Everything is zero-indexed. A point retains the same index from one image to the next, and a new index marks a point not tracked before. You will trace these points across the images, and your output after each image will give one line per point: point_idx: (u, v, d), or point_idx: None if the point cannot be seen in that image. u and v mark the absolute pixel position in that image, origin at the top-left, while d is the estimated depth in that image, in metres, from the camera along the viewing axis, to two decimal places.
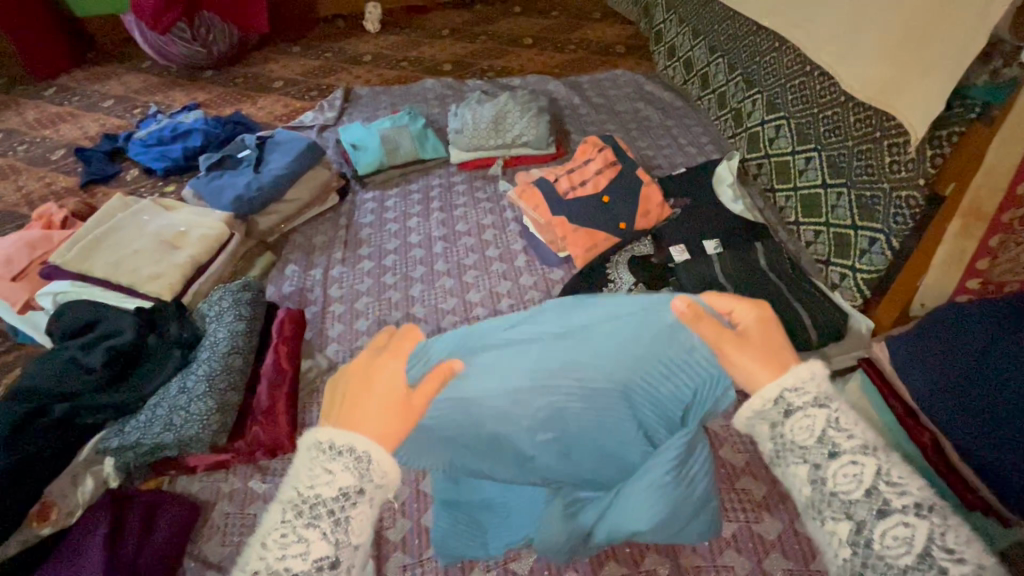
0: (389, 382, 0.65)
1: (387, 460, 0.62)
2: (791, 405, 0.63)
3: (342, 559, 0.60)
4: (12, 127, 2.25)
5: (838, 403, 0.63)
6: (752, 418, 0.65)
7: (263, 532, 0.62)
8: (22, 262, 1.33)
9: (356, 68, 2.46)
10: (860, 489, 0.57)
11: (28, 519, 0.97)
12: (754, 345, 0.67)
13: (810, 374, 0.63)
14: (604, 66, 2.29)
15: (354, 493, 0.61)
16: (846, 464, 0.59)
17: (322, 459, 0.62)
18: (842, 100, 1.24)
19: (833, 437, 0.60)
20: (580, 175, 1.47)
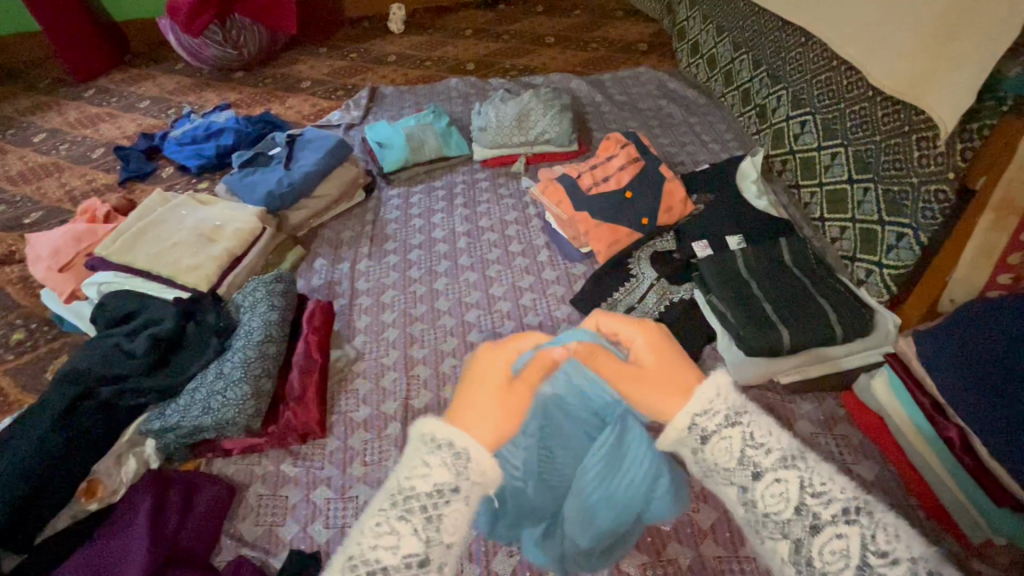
0: (493, 366, 0.67)
1: (489, 459, 0.62)
2: (704, 431, 0.63)
3: (433, 556, 0.60)
4: (55, 127, 2.35)
5: (749, 415, 0.64)
6: (675, 444, 0.66)
7: (363, 518, 0.62)
8: (68, 254, 1.40)
9: (382, 68, 2.51)
10: (790, 507, 0.60)
11: (77, 495, 1.04)
12: (648, 371, 0.69)
13: (716, 393, 0.64)
14: (627, 63, 2.30)
15: (449, 489, 0.61)
16: (772, 483, 0.61)
17: (423, 450, 0.62)
18: (870, 94, 1.23)
19: (753, 456, 0.62)
20: (603, 172, 1.48)
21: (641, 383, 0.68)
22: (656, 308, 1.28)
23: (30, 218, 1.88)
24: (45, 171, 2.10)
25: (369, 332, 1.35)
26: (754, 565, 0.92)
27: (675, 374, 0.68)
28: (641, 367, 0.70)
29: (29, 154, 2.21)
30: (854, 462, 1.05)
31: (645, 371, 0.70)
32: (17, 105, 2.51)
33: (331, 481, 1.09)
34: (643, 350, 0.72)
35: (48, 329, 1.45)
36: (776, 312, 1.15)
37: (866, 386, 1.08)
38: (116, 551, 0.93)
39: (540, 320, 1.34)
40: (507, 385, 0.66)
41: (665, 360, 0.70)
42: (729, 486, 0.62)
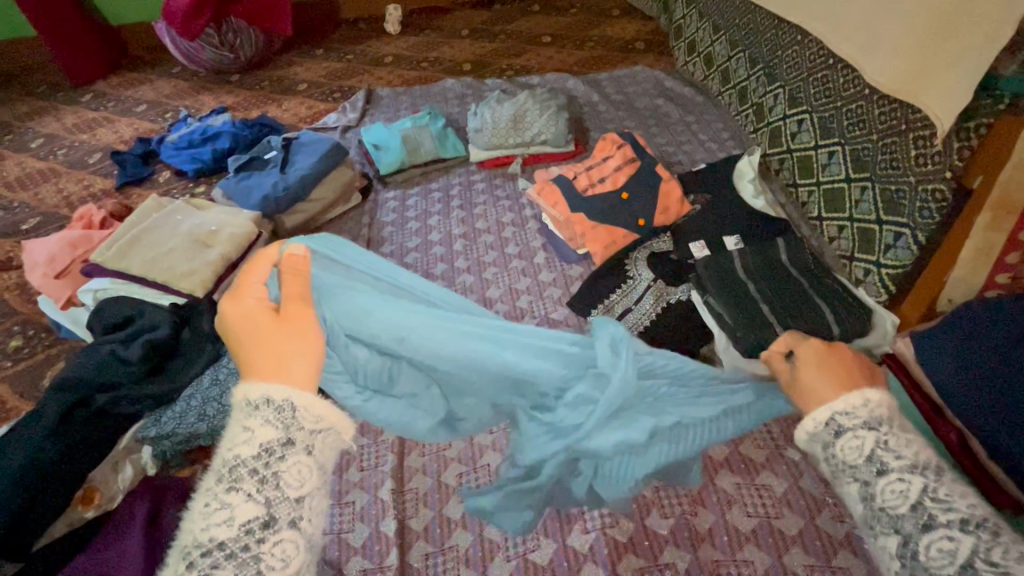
0: (259, 311, 0.70)
1: (309, 397, 0.65)
2: (841, 426, 0.71)
3: (277, 517, 0.60)
4: (53, 133, 2.35)
5: (889, 426, 0.70)
6: (809, 440, 0.75)
7: (194, 503, 0.62)
8: (64, 261, 1.40)
9: (378, 69, 2.50)
10: (907, 505, 0.64)
11: (74, 502, 1.05)
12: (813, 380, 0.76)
13: (861, 401, 0.72)
14: (624, 62, 2.29)
15: (276, 445, 0.62)
16: (894, 481, 0.66)
17: (243, 416, 0.64)
18: (866, 93, 1.22)
19: (881, 455, 0.68)
20: (598, 173, 1.48)
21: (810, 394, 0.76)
22: (652, 309, 1.27)
23: (27, 224, 1.88)
24: (43, 177, 2.10)
25: None
26: (752, 569, 0.91)
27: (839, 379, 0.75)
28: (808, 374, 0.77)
29: (26, 160, 2.21)
30: None
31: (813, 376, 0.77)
32: (15, 111, 2.51)
33: None
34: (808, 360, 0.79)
35: (45, 336, 1.45)
36: (773, 313, 1.14)
37: None
38: (109, 557, 0.92)
39: (537, 323, 1.34)
40: (276, 314, 0.70)
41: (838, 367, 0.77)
42: (851, 481, 0.69)
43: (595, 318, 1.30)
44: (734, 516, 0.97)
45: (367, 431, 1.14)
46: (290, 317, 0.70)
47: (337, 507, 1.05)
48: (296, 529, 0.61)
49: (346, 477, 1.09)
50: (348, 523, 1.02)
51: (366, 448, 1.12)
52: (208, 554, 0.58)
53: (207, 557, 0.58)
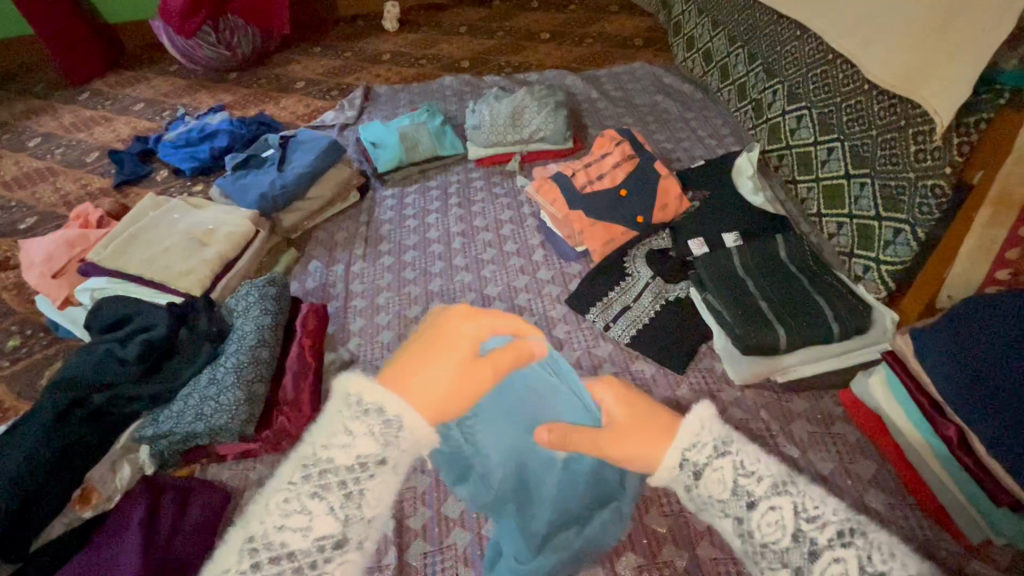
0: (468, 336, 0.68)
1: (422, 430, 0.61)
2: (695, 465, 0.60)
3: (350, 536, 0.58)
4: (50, 132, 2.34)
5: (738, 443, 0.61)
6: (667, 480, 0.63)
7: (268, 492, 0.59)
8: (61, 260, 1.40)
9: (376, 67, 2.49)
10: (787, 535, 0.56)
11: (72, 502, 1.04)
12: (627, 425, 0.66)
13: (699, 427, 0.62)
14: (623, 59, 2.28)
15: (374, 461, 0.58)
16: (766, 511, 0.57)
17: (346, 413, 0.59)
18: (866, 88, 1.21)
19: (745, 485, 0.58)
20: (597, 170, 1.47)
21: (623, 442, 0.65)
22: (651, 307, 1.27)
23: (25, 223, 1.87)
24: (40, 176, 2.10)
25: (363, 335, 1.35)
26: (751, 567, 0.91)
27: (652, 423, 0.66)
28: (616, 423, 0.67)
29: (24, 159, 2.20)
30: (853, 461, 1.04)
31: (621, 428, 0.66)
32: (12, 110, 2.51)
33: None
34: (613, 405, 0.70)
35: (43, 335, 1.45)
36: (772, 311, 1.13)
37: (863, 385, 1.06)
38: (109, 557, 0.93)
39: (535, 321, 1.33)
40: (475, 356, 0.67)
41: (641, 413, 0.68)
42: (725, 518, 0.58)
43: (594, 316, 1.29)
44: None
45: None
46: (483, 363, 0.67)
47: None
48: (361, 550, 0.59)
49: None
50: None
51: None
52: (277, 560, 0.57)
53: (277, 562, 0.57)
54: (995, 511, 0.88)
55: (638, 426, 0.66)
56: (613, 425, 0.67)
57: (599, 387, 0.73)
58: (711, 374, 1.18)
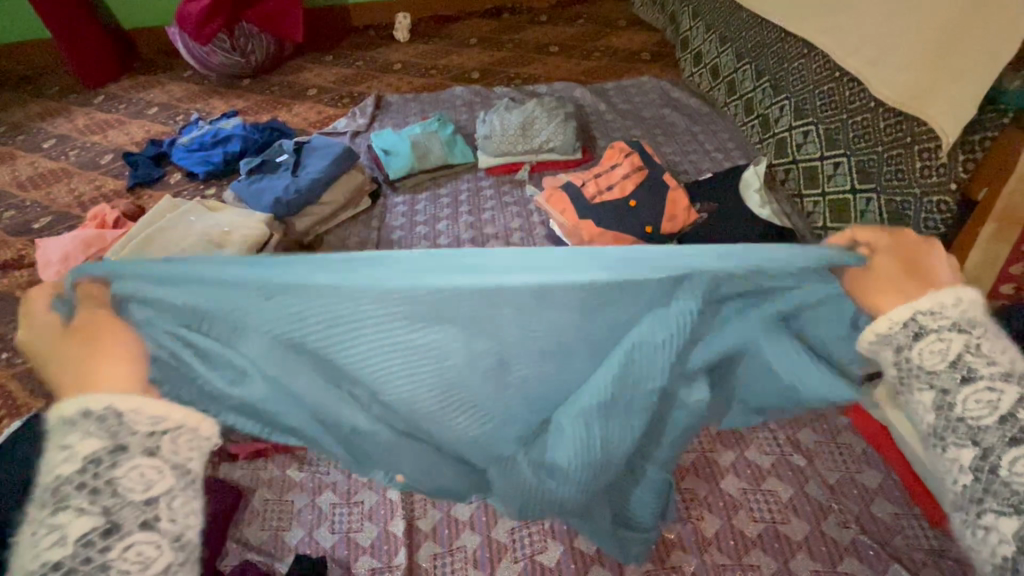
0: (52, 321, 0.63)
1: (151, 406, 0.60)
2: (923, 328, 0.62)
3: (123, 521, 0.58)
4: (65, 133, 2.38)
5: (981, 330, 0.62)
6: (875, 342, 0.65)
7: (23, 526, 0.57)
8: (77, 259, 1.42)
9: (387, 76, 2.54)
10: (994, 414, 0.58)
11: None
12: (886, 276, 0.67)
13: (953, 299, 0.62)
14: (631, 72, 2.32)
15: (100, 458, 0.57)
16: (982, 390, 0.59)
17: (63, 432, 0.58)
18: (872, 105, 1.24)
19: (969, 361, 0.60)
20: (607, 180, 1.50)
21: (867, 283, 0.67)
22: None
23: (39, 222, 1.90)
24: (54, 177, 2.13)
25: None
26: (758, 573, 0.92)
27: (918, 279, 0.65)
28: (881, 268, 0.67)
29: (38, 159, 2.23)
30: (859, 470, 1.04)
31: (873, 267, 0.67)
32: (28, 111, 2.55)
33: (336, 486, 1.08)
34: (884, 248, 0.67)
35: None
36: None
37: None
38: None
39: None
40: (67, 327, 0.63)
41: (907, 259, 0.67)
42: (927, 388, 0.61)
43: None
44: (741, 521, 0.98)
45: None
46: (83, 325, 0.63)
47: (346, 506, 1.05)
48: (151, 530, 0.59)
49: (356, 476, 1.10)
50: (357, 523, 1.03)
51: None
52: (62, 569, 0.56)
53: (59, 570, 0.55)
54: None
55: (905, 271, 0.66)
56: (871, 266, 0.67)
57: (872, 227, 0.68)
58: None
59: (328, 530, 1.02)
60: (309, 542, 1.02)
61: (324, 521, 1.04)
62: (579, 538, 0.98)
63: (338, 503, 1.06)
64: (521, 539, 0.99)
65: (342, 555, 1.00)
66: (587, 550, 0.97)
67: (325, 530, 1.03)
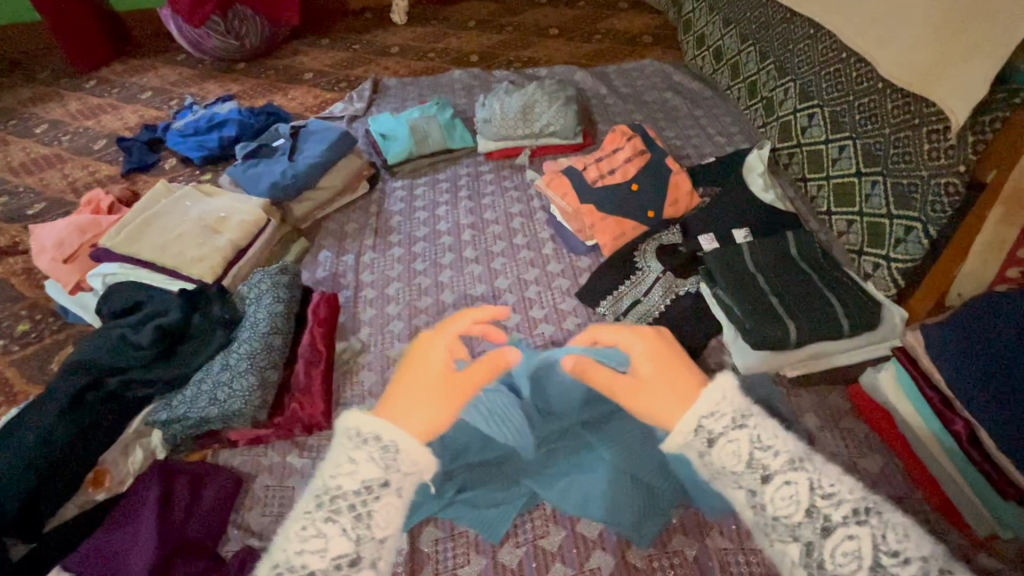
0: (438, 358, 0.77)
1: (421, 450, 0.70)
2: (710, 432, 0.73)
3: (363, 554, 0.66)
4: (57, 118, 2.34)
5: (754, 419, 0.73)
6: (681, 449, 0.76)
7: (288, 522, 0.68)
8: (72, 246, 1.40)
9: (384, 59, 2.49)
10: (799, 510, 0.67)
11: (85, 484, 1.05)
12: (650, 380, 0.79)
13: (722, 397, 0.74)
14: (632, 56, 2.28)
15: (376, 485, 0.67)
16: (781, 486, 0.69)
17: (349, 447, 0.69)
18: (880, 86, 1.22)
19: (761, 460, 0.71)
20: (609, 164, 1.48)
21: (647, 398, 0.78)
22: (662, 301, 1.27)
23: (33, 209, 1.88)
24: (48, 163, 2.09)
25: (374, 324, 1.35)
26: (760, 557, 0.92)
27: (681, 383, 0.78)
28: (640, 376, 0.80)
29: (31, 145, 2.20)
30: (861, 454, 1.03)
31: (642, 382, 0.79)
32: (19, 96, 2.50)
33: None
34: (641, 358, 0.80)
35: (52, 320, 1.45)
36: (782, 306, 1.14)
37: (873, 379, 1.07)
38: (123, 541, 0.94)
39: (545, 313, 1.33)
40: (446, 369, 0.76)
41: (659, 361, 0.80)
42: (738, 489, 0.71)
43: (604, 309, 1.30)
44: None
45: None
46: (459, 381, 0.76)
47: None
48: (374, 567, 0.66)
49: None
50: None
51: None
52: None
53: None
54: (1002, 503, 0.88)
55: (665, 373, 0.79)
56: (640, 380, 0.79)
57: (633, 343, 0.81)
58: (720, 368, 1.19)
59: None
60: None
61: None
62: (580, 522, 0.98)
63: None
64: (523, 523, 0.99)
65: None
66: (589, 535, 0.97)
67: None
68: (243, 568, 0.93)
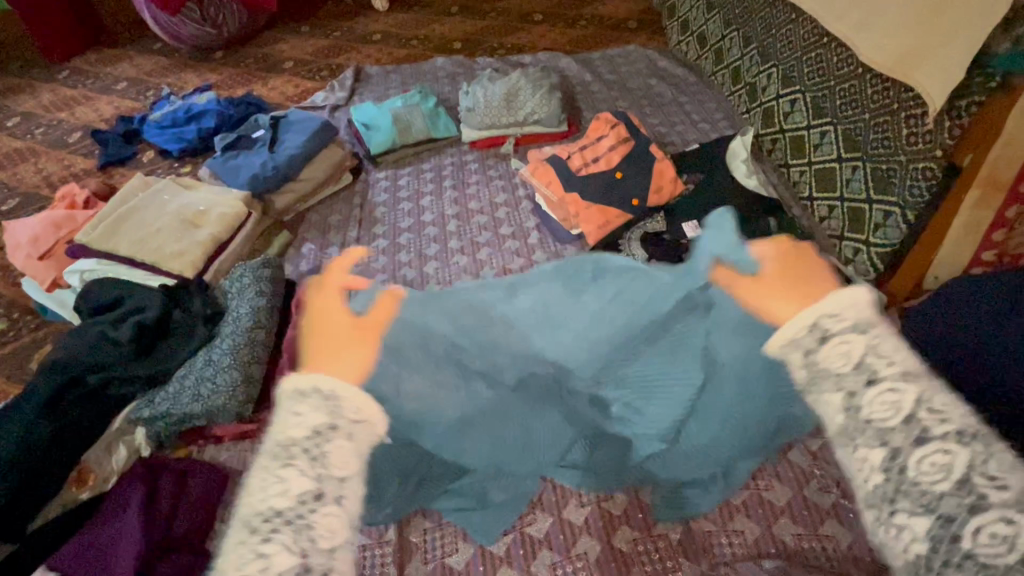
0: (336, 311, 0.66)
1: (359, 393, 0.61)
2: (826, 332, 0.59)
3: (327, 491, 0.57)
4: (29, 111, 2.27)
5: (877, 330, 0.59)
6: (784, 348, 0.62)
7: (252, 474, 0.58)
8: (48, 242, 1.37)
9: (367, 47, 2.45)
10: (898, 416, 0.53)
11: (68, 484, 1.03)
12: (769, 287, 0.66)
13: (850, 303, 0.60)
14: (617, 41, 2.26)
15: (328, 428, 0.59)
16: (883, 392, 0.55)
17: (291, 403, 0.60)
18: (860, 71, 1.22)
19: (871, 363, 0.56)
20: (592, 153, 1.47)
21: (759, 295, 0.66)
22: None
23: (7, 205, 1.83)
24: (21, 157, 2.04)
25: None
26: (742, 539, 0.94)
27: (809, 284, 0.64)
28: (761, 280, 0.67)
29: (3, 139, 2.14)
30: None
31: (762, 283, 0.67)
32: None
33: None
34: (770, 260, 0.68)
35: (30, 318, 1.42)
36: None
37: None
38: (110, 537, 0.93)
39: None
40: (354, 317, 0.66)
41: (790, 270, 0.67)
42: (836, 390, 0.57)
43: None
44: None
45: None
46: (364, 327, 0.66)
47: None
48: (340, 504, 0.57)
49: None
50: None
51: None
52: (270, 526, 0.55)
53: (269, 524, 0.55)
54: None
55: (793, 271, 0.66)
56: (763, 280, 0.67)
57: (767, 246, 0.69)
58: None
59: None
60: None
61: None
62: (567, 509, 0.99)
63: None
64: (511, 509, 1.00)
65: None
66: (575, 521, 0.98)
67: None
68: None
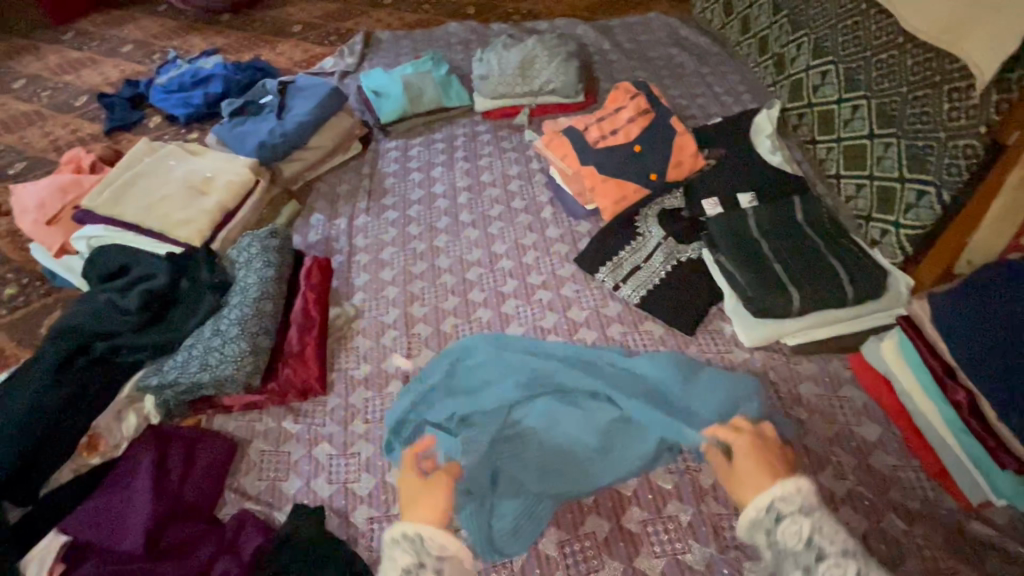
0: (414, 478, 0.88)
1: (435, 531, 0.79)
2: (780, 513, 0.77)
3: (427, 563, 0.77)
4: (35, 73, 2.23)
5: (819, 513, 0.76)
6: (751, 529, 0.79)
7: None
8: (55, 207, 1.35)
9: (377, 11, 2.37)
10: (802, 544, 0.75)
11: (78, 449, 1.02)
12: (744, 473, 0.82)
13: (796, 488, 0.78)
14: (637, 8, 2.17)
15: (417, 567, 0.77)
16: (830, 566, 0.72)
17: (397, 546, 0.79)
18: (900, 41, 1.16)
19: (818, 541, 0.74)
20: (610, 124, 1.42)
21: (729, 477, 0.84)
22: (662, 267, 1.24)
23: (14, 169, 1.81)
24: (27, 120, 2.01)
25: (368, 290, 1.32)
26: None
27: (771, 466, 0.82)
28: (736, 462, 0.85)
29: (8, 102, 2.10)
30: (858, 423, 1.03)
31: (736, 469, 0.84)
32: None
33: (333, 438, 1.08)
34: (741, 450, 0.85)
35: (39, 284, 1.42)
36: (787, 273, 1.11)
37: (873, 349, 1.06)
38: (119, 504, 0.93)
39: (543, 279, 1.30)
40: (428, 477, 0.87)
41: (760, 457, 0.84)
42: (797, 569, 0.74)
43: (603, 275, 1.26)
44: None
45: (372, 383, 1.15)
46: (436, 479, 0.87)
47: (343, 457, 1.06)
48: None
49: (352, 429, 1.09)
50: (356, 474, 1.03)
51: (372, 402, 1.13)
52: None
53: None
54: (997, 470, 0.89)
55: (763, 453, 0.84)
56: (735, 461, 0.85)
57: (732, 433, 0.88)
58: (719, 336, 1.17)
59: (326, 481, 1.03)
60: (307, 493, 1.02)
61: (321, 472, 1.04)
62: None
63: (335, 454, 1.06)
64: None
65: (341, 505, 1.00)
66: (585, 501, 0.97)
67: (323, 480, 1.03)
68: (241, 528, 0.93)
